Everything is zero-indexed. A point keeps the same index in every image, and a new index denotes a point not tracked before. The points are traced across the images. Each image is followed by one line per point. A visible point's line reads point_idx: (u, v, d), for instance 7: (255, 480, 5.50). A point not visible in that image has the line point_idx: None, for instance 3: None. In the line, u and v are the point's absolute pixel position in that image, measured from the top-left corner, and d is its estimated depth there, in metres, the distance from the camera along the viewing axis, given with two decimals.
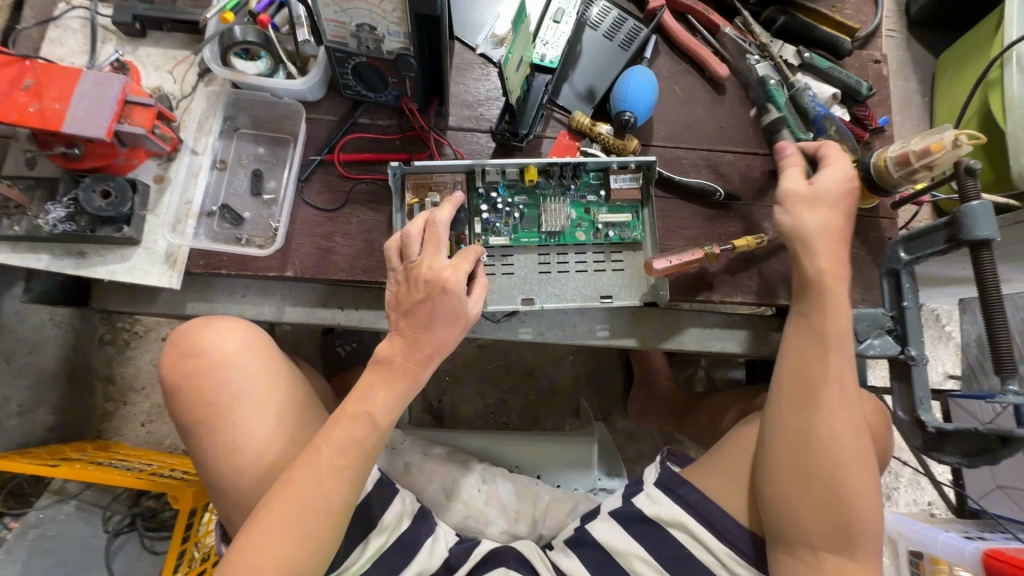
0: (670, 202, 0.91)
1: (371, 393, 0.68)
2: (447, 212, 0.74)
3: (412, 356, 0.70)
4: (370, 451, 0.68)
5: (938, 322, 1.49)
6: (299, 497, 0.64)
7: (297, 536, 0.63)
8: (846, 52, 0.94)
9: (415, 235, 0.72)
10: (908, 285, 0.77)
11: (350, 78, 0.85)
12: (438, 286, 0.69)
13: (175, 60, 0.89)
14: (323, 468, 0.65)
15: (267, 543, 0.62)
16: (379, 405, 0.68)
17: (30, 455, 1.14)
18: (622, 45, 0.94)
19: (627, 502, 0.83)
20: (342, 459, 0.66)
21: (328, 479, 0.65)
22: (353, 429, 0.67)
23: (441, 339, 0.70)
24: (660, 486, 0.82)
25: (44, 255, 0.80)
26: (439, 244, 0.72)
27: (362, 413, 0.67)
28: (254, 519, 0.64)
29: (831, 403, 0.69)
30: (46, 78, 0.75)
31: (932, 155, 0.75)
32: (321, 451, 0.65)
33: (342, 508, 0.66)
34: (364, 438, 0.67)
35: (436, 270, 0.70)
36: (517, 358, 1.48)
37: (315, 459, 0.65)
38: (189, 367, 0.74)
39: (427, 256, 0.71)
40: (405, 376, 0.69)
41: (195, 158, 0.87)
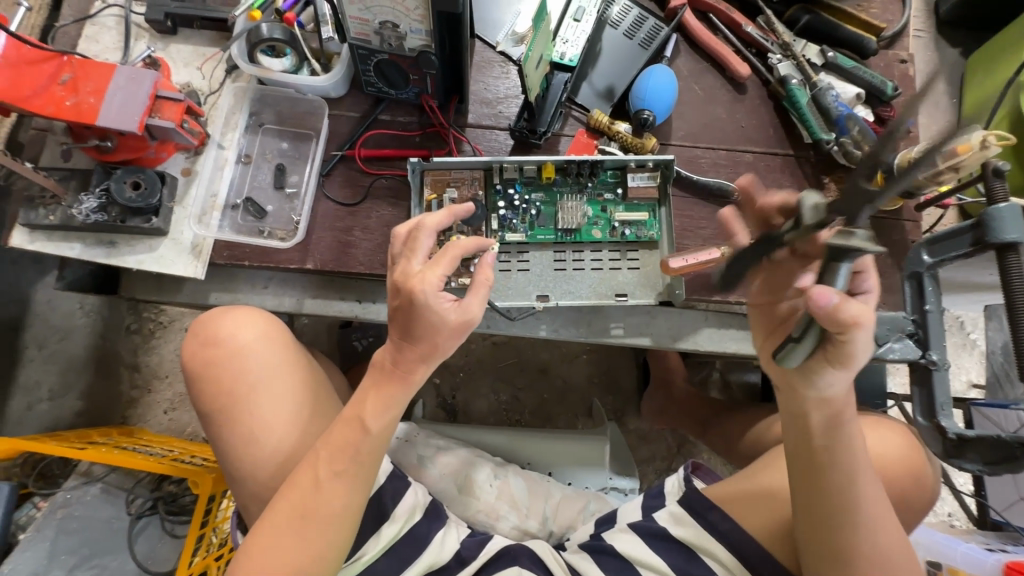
0: (688, 202, 0.90)
1: (364, 399, 0.68)
2: (432, 216, 0.69)
3: (400, 358, 0.67)
4: (366, 454, 0.68)
5: (962, 329, 1.45)
6: (301, 500, 0.66)
7: (302, 540, 0.66)
8: (871, 52, 0.93)
9: (400, 238, 0.70)
10: (931, 289, 0.75)
11: (372, 75, 0.86)
12: (406, 295, 0.64)
13: (204, 56, 0.91)
14: (320, 472, 0.67)
15: (274, 543, 0.65)
16: (369, 410, 0.67)
17: (59, 438, 1.18)
18: (643, 44, 0.94)
19: (650, 519, 0.85)
20: (337, 463, 0.67)
21: (327, 485, 0.67)
22: (345, 434, 0.67)
23: (430, 342, 0.66)
24: (683, 505, 0.82)
25: (77, 244, 0.83)
26: (416, 251, 0.67)
27: (354, 417, 0.67)
28: (256, 538, 0.66)
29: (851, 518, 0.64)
30: (83, 73, 0.77)
31: (960, 157, 0.73)
32: (319, 455, 0.67)
33: (344, 511, 0.67)
34: (357, 443, 0.67)
35: (407, 276, 0.65)
36: (531, 355, 1.49)
37: (314, 462, 0.67)
38: (210, 357, 0.76)
39: (402, 261, 0.67)
40: (393, 378, 0.67)
41: (221, 152, 0.89)
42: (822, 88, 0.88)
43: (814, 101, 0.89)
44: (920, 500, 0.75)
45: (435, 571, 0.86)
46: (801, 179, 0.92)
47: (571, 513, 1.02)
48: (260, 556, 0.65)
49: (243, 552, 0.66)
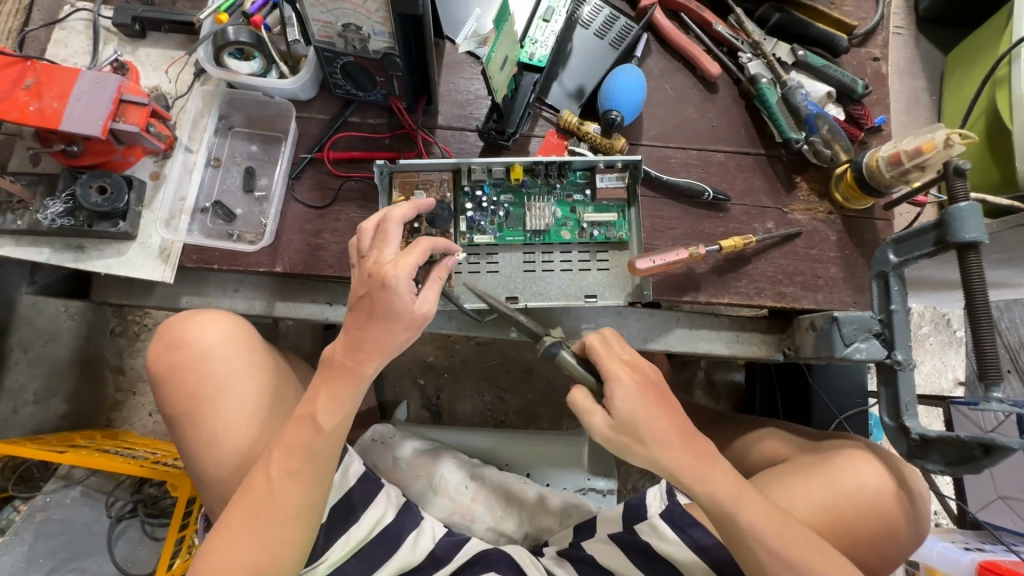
0: (658, 202, 0.90)
1: (315, 397, 0.67)
2: (402, 208, 0.71)
3: (353, 353, 0.67)
4: (321, 453, 0.68)
5: (947, 326, 1.45)
6: (254, 499, 0.66)
7: (256, 540, 0.66)
8: (842, 49, 0.92)
9: (366, 231, 0.69)
10: (897, 289, 0.74)
11: (339, 78, 0.86)
12: (378, 281, 0.65)
13: (172, 60, 0.92)
14: (272, 472, 0.67)
15: (228, 545, 0.66)
16: (320, 408, 0.67)
17: (40, 441, 1.18)
18: (613, 44, 0.93)
19: (630, 530, 0.85)
20: (290, 463, 0.67)
21: (280, 484, 0.67)
22: (297, 433, 0.67)
23: (384, 336, 0.66)
24: (665, 518, 0.83)
25: (45, 248, 0.84)
26: (388, 239, 0.67)
27: (307, 416, 0.67)
28: (213, 545, 0.66)
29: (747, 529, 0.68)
30: (47, 78, 0.77)
31: (923, 155, 0.76)
32: (272, 455, 0.67)
33: (299, 509, 0.68)
34: (310, 443, 0.67)
35: (380, 264, 0.66)
36: (515, 356, 1.49)
37: (267, 463, 0.67)
38: (174, 359, 0.76)
39: (375, 250, 0.67)
40: (345, 375, 0.67)
41: (189, 156, 0.89)
42: (792, 87, 0.88)
43: (784, 100, 0.89)
44: (907, 524, 0.77)
45: (407, 572, 0.86)
46: (772, 179, 0.92)
47: (548, 516, 1.01)
48: (214, 560, 0.65)
49: (200, 554, 0.67)
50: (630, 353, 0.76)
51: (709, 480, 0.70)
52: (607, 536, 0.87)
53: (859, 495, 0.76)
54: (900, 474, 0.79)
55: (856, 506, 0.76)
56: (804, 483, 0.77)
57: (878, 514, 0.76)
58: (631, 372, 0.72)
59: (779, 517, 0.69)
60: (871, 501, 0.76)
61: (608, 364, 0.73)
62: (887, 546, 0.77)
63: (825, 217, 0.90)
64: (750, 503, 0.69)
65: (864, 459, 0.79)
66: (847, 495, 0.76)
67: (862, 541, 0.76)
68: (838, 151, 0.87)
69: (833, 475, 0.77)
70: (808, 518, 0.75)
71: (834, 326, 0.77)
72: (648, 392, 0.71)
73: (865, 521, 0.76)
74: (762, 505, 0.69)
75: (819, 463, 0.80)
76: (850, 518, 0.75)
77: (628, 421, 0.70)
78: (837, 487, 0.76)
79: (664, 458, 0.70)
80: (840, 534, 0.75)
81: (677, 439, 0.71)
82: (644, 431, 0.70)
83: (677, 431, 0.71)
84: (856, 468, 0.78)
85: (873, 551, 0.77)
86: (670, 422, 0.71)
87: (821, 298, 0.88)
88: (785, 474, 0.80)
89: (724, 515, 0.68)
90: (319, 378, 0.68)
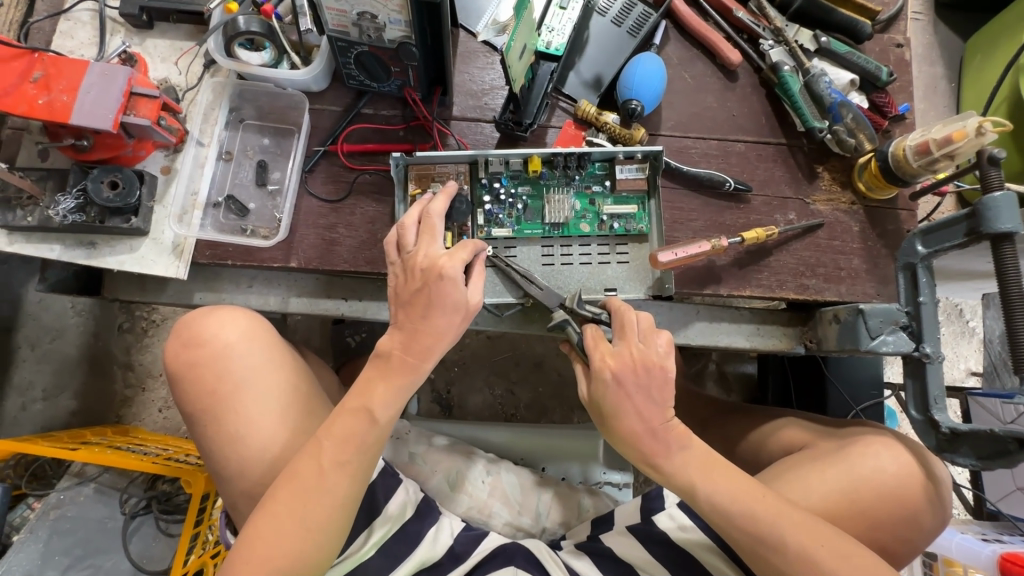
0: (679, 193, 0.88)
1: (371, 388, 0.68)
2: (440, 203, 0.75)
3: (410, 348, 0.69)
4: (371, 447, 0.68)
5: (961, 317, 1.43)
6: (298, 488, 0.65)
7: (302, 530, 0.65)
8: (865, 37, 0.90)
9: (410, 227, 0.73)
10: (925, 280, 0.74)
11: (353, 68, 0.84)
12: (433, 273, 0.68)
13: (180, 51, 0.90)
14: (323, 462, 0.66)
15: (267, 534, 0.64)
16: (377, 401, 0.68)
17: (52, 438, 1.18)
18: (631, 31, 0.91)
19: (647, 520, 0.85)
20: (343, 455, 0.67)
21: (329, 475, 0.66)
22: (352, 424, 0.67)
23: (443, 327, 0.69)
24: (682, 507, 0.83)
25: (56, 245, 0.82)
26: (434, 235, 0.72)
27: (362, 407, 0.68)
28: (240, 542, 0.65)
29: (713, 505, 0.69)
30: (55, 70, 0.76)
31: (955, 143, 0.75)
32: (322, 445, 0.67)
33: (343, 501, 0.67)
34: (365, 435, 0.68)
35: (431, 257, 0.69)
36: (526, 349, 1.48)
37: (317, 453, 0.66)
38: (192, 357, 0.75)
39: (422, 245, 0.71)
40: (402, 369, 0.69)
41: (201, 149, 0.87)
42: (815, 74, 0.86)
43: (807, 88, 0.87)
44: (930, 511, 0.76)
45: (428, 568, 0.85)
46: (794, 169, 0.90)
47: (566, 510, 1.01)
48: (252, 549, 0.64)
49: (237, 544, 0.65)
50: (625, 345, 0.73)
51: (678, 462, 0.72)
52: (626, 528, 0.87)
53: (877, 479, 0.75)
54: (926, 462, 0.78)
55: (873, 489, 0.75)
56: (818, 469, 0.76)
57: (897, 498, 0.75)
58: (607, 370, 0.72)
59: (759, 494, 0.69)
60: (889, 484, 0.75)
61: (590, 356, 0.74)
62: (907, 532, 0.75)
63: (847, 208, 0.89)
64: (721, 481, 0.70)
65: (885, 445, 0.77)
66: (861, 478, 0.75)
67: (881, 523, 0.74)
68: (862, 140, 0.86)
69: (848, 461, 0.76)
70: (816, 503, 0.74)
71: (860, 319, 0.76)
72: (622, 387, 0.72)
73: (883, 505, 0.74)
74: (741, 486, 0.69)
75: (835, 450, 0.79)
76: (865, 501, 0.74)
77: (597, 406, 0.74)
78: (852, 471, 0.75)
79: (629, 448, 0.73)
80: (854, 517, 0.74)
81: (648, 431, 0.72)
82: (610, 420, 0.73)
83: (650, 422, 0.72)
84: (874, 452, 0.77)
85: (894, 536, 0.75)
86: (642, 416, 0.72)
87: (845, 290, 0.87)
88: (799, 462, 0.80)
89: (691, 495, 0.71)
90: (377, 371, 0.69)
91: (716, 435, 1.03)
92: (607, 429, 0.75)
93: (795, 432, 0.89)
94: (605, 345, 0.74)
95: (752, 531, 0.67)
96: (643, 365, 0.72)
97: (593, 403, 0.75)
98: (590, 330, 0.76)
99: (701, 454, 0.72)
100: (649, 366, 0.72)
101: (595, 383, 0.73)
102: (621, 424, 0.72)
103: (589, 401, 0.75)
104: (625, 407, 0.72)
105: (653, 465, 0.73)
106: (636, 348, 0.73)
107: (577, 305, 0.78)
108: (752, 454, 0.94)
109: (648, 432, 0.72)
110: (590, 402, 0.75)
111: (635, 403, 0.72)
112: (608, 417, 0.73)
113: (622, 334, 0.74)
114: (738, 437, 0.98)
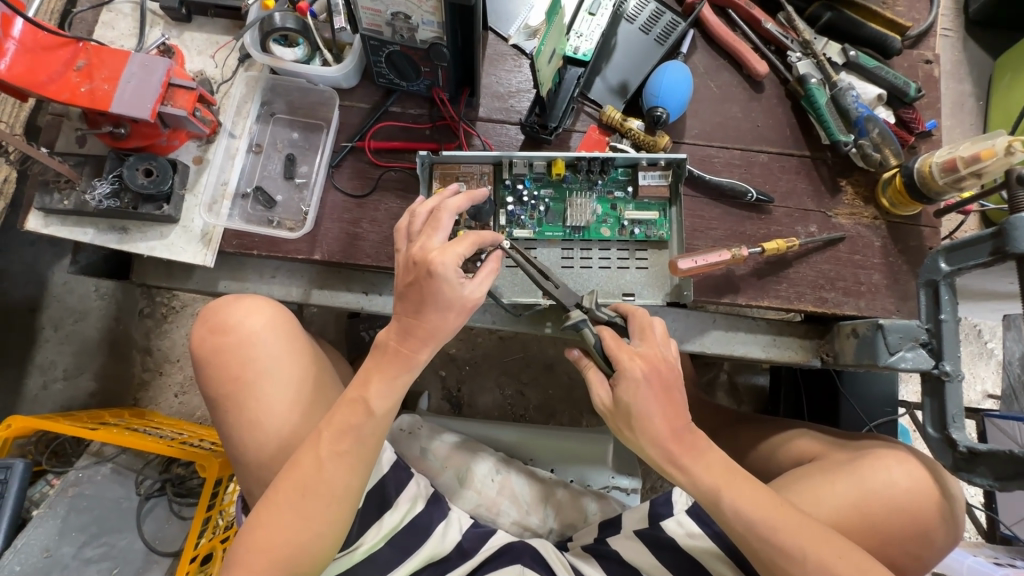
0: (700, 201, 0.89)
1: (367, 380, 0.69)
2: (457, 199, 0.71)
3: (405, 340, 0.69)
4: (370, 437, 0.69)
5: (979, 338, 1.42)
6: (296, 474, 0.67)
7: (300, 517, 0.66)
8: (895, 51, 0.90)
9: (420, 215, 0.71)
10: (947, 297, 0.74)
11: (383, 67, 0.85)
12: (424, 269, 0.67)
13: (217, 45, 0.92)
14: (322, 452, 0.67)
15: (276, 519, 0.66)
16: (373, 391, 0.69)
17: (73, 417, 1.20)
18: (658, 39, 0.92)
19: (655, 525, 0.85)
20: (342, 444, 0.68)
21: (328, 464, 0.67)
22: (349, 414, 0.69)
23: (437, 323, 0.68)
24: (691, 514, 0.83)
25: (89, 229, 0.85)
26: (438, 228, 0.69)
27: (358, 398, 0.69)
28: (254, 526, 0.67)
29: (734, 512, 0.69)
30: (98, 60, 0.78)
31: (982, 162, 0.75)
32: (322, 435, 0.68)
33: (343, 492, 0.68)
34: (361, 425, 0.68)
35: (425, 250, 0.68)
36: (538, 350, 1.48)
37: (316, 443, 0.68)
38: (217, 344, 0.77)
39: (422, 236, 0.69)
40: (397, 359, 0.69)
41: (232, 141, 0.90)
42: (842, 88, 0.86)
43: (833, 101, 0.87)
44: (942, 529, 0.75)
45: (436, 563, 0.86)
46: (816, 181, 0.90)
47: (574, 512, 1.02)
48: (260, 533, 0.66)
49: (245, 529, 0.67)
50: (647, 347, 0.74)
51: (697, 468, 0.71)
52: (634, 533, 0.87)
53: (889, 494, 0.75)
54: (939, 477, 0.77)
55: (884, 503, 0.74)
56: (830, 481, 0.76)
57: (910, 514, 0.74)
58: (632, 374, 0.71)
59: (776, 503, 0.69)
60: (899, 500, 0.74)
61: (614, 358, 0.73)
62: (919, 548, 0.75)
63: (869, 223, 0.89)
64: (738, 487, 0.70)
65: (896, 459, 0.77)
66: (872, 493, 0.75)
67: (893, 539, 0.74)
68: (889, 155, 0.86)
69: (860, 475, 0.76)
70: (827, 516, 0.74)
71: (879, 333, 0.76)
72: (645, 390, 0.72)
73: (892, 520, 0.74)
74: (762, 496, 0.69)
75: (847, 462, 0.79)
76: (875, 516, 0.74)
77: (622, 409, 0.73)
78: (864, 484, 0.75)
79: (650, 448, 0.73)
80: (864, 531, 0.74)
81: (667, 434, 0.72)
82: (633, 422, 0.72)
83: (670, 426, 0.72)
84: (886, 466, 0.76)
85: (905, 551, 0.75)
86: (661, 420, 0.72)
87: (865, 304, 0.86)
88: (811, 473, 0.79)
89: (713, 502, 0.70)
90: (371, 360, 0.70)
91: (726, 444, 1.03)
92: (625, 433, 0.75)
93: (806, 444, 0.89)
94: (629, 347, 0.74)
95: (772, 540, 0.67)
96: (665, 366, 0.74)
97: (613, 408, 0.74)
98: (606, 330, 0.76)
99: (722, 461, 0.72)
100: (673, 380, 0.74)
101: (620, 387, 0.73)
102: (644, 424, 0.72)
103: (604, 405, 0.76)
104: (649, 411, 0.72)
105: (672, 471, 0.72)
106: (658, 350, 0.75)
107: (594, 307, 0.79)
108: (762, 464, 0.94)
109: (671, 436, 0.72)
110: (606, 405, 0.75)
111: (657, 407, 0.72)
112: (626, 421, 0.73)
113: (642, 337, 0.76)
114: (749, 446, 0.98)
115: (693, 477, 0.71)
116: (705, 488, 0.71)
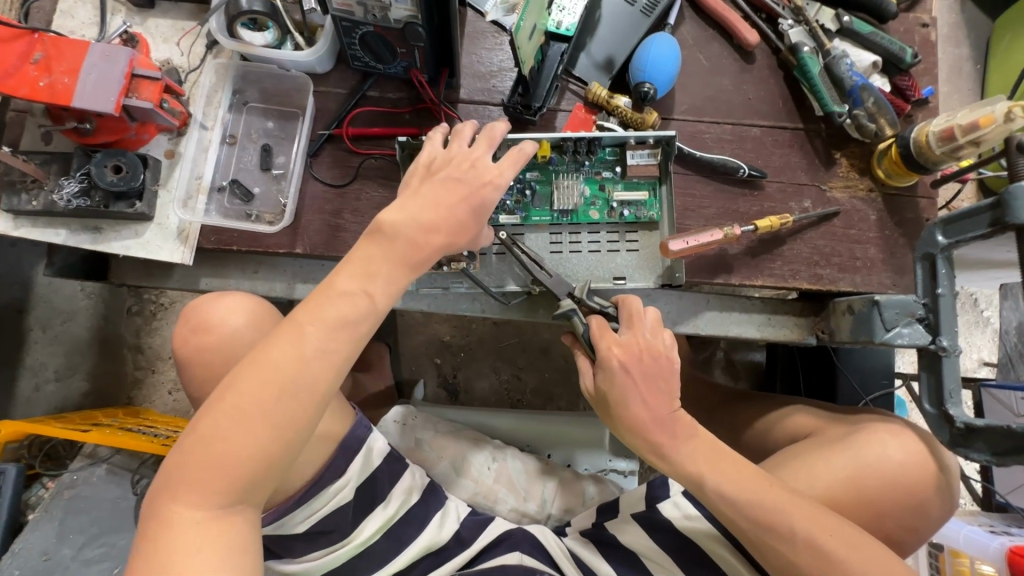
0: (691, 179, 0.86)
1: (373, 267, 0.61)
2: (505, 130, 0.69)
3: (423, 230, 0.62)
4: (363, 335, 0.61)
5: (975, 307, 1.41)
6: (270, 373, 0.57)
7: (271, 422, 0.57)
8: (890, 16, 0.87)
9: (469, 131, 0.67)
10: (944, 271, 0.72)
11: (358, 49, 0.82)
12: (481, 183, 0.63)
13: (182, 31, 0.88)
14: (307, 348, 0.58)
15: (241, 421, 0.56)
16: (379, 285, 0.61)
17: (64, 420, 1.19)
18: (644, 10, 0.88)
19: (652, 508, 0.84)
20: (331, 342, 0.59)
21: (313, 362, 0.58)
22: (345, 306, 0.60)
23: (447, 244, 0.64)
24: (687, 495, 0.83)
25: (61, 230, 0.82)
26: (491, 144, 0.66)
27: (360, 291, 0.60)
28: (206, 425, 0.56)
29: (719, 493, 0.68)
30: (56, 51, 0.74)
31: (980, 129, 0.73)
32: (307, 328, 0.58)
33: (325, 396, 0.59)
34: (356, 320, 0.60)
35: (479, 168, 0.64)
36: (533, 334, 1.47)
37: (300, 337, 0.58)
38: (200, 344, 0.75)
39: (478, 149, 0.65)
40: (413, 250, 0.62)
41: (204, 133, 0.87)
42: (836, 56, 0.83)
43: (826, 70, 0.84)
44: (938, 500, 0.75)
45: (433, 553, 0.86)
46: (810, 155, 0.87)
47: (570, 496, 1.01)
48: (216, 436, 0.56)
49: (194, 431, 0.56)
50: (631, 334, 0.72)
51: (683, 453, 0.71)
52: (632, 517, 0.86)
53: (883, 468, 0.74)
54: (935, 450, 0.76)
55: (877, 477, 0.74)
56: (824, 458, 0.76)
57: (905, 487, 0.74)
58: (612, 360, 0.71)
59: (765, 483, 0.68)
60: (894, 473, 0.74)
61: (597, 345, 0.72)
62: (914, 520, 0.75)
63: (864, 195, 0.86)
64: (725, 468, 0.69)
65: (891, 434, 0.76)
66: (866, 468, 0.74)
67: (887, 513, 0.74)
68: (884, 126, 0.83)
69: (856, 452, 0.75)
70: (819, 494, 0.73)
71: (875, 309, 0.75)
72: (628, 375, 0.71)
73: (886, 494, 0.74)
74: (749, 476, 0.68)
75: (843, 437, 0.78)
76: (870, 491, 0.74)
77: (606, 396, 0.72)
78: (858, 459, 0.75)
79: (636, 434, 0.72)
80: (858, 506, 0.74)
81: (653, 419, 0.71)
82: (616, 409, 0.72)
83: (657, 410, 0.71)
84: (881, 441, 0.75)
85: (900, 523, 0.75)
86: (647, 405, 0.71)
87: (861, 280, 0.85)
88: (807, 450, 0.79)
89: (699, 486, 0.69)
90: (370, 247, 0.62)
91: (723, 423, 1.02)
92: (610, 419, 0.74)
93: (804, 420, 0.88)
94: (612, 334, 0.73)
95: (759, 519, 0.66)
96: (649, 351, 0.72)
97: (598, 394, 0.74)
98: (596, 319, 0.74)
99: (709, 445, 0.72)
100: (658, 363, 0.72)
101: (603, 374, 0.72)
102: (627, 409, 0.71)
103: (590, 390, 0.75)
104: (632, 396, 0.71)
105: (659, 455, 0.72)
106: (642, 338, 0.72)
107: (585, 296, 0.77)
108: (759, 442, 0.93)
109: (655, 421, 0.71)
110: (592, 391, 0.75)
111: (640, 392, 0.71)
112: (613, 406, 0.72)
113: (628, 325, 0.73)
114: (746, 424, 0.97)
115: (679, 460, 0.71)
116: (692, 470, 0.70)
